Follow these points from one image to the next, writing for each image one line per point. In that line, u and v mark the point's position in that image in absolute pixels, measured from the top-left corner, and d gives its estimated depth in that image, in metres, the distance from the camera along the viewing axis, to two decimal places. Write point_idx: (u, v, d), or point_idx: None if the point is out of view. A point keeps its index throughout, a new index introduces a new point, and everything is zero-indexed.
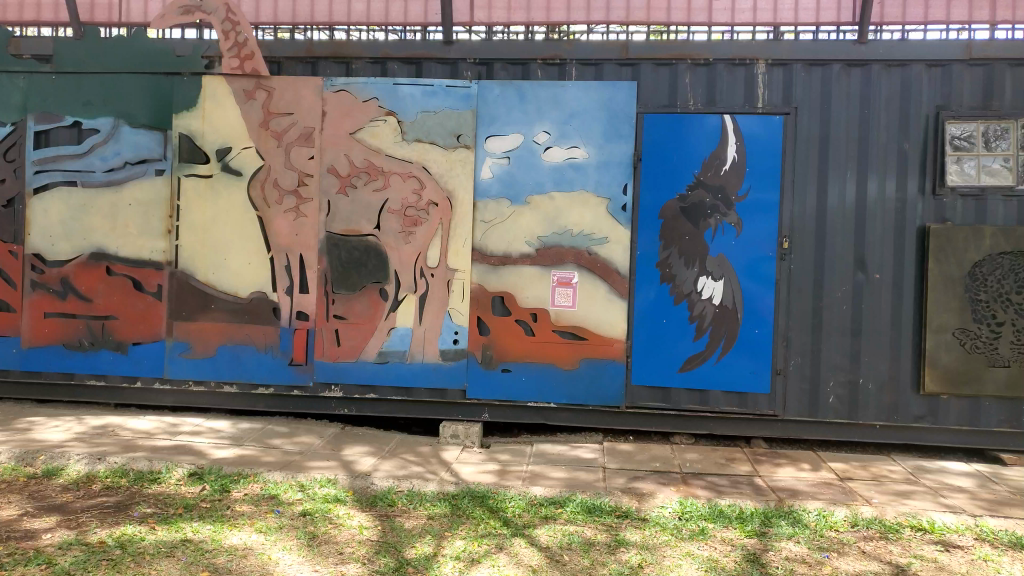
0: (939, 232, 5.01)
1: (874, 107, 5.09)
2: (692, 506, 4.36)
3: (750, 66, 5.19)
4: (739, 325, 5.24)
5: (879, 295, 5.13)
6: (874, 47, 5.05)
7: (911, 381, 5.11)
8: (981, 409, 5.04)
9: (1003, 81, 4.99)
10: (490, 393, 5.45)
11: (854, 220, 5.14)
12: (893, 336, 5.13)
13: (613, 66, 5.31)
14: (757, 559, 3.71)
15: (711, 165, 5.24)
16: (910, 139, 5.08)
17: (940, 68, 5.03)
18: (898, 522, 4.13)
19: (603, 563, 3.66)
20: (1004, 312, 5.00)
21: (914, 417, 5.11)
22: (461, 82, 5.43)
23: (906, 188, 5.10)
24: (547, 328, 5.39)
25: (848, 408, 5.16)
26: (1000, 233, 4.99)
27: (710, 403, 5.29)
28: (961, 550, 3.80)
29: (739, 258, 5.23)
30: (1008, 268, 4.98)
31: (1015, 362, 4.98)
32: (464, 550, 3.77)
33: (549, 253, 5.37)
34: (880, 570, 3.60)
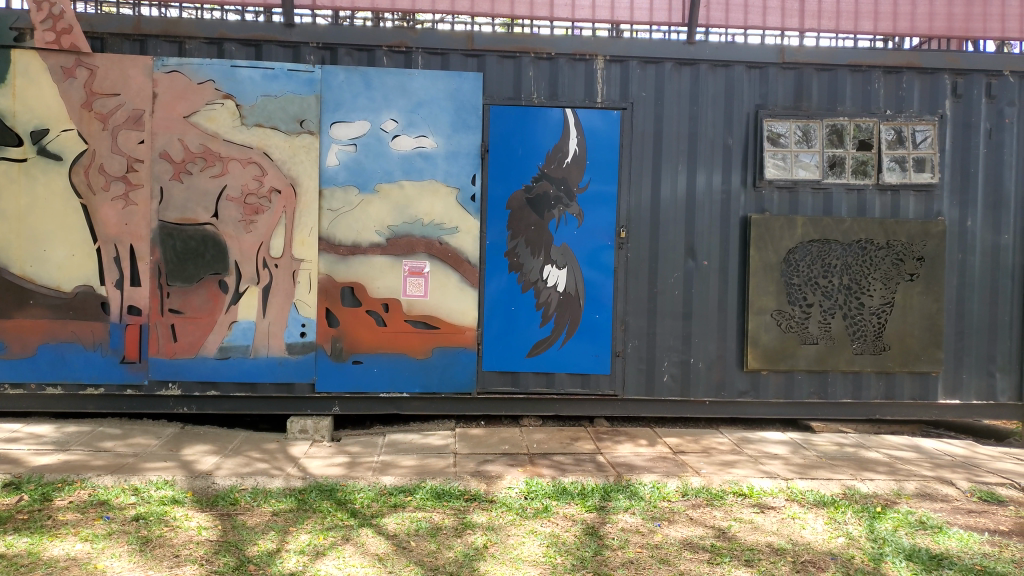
0: (758, 222, 5.45)
1: (701, 104, 5.45)
2: (537, 485, 4.51)
3: (589, 62, 5.40)
4: (583, 311, 5.46)
5: (708, 280, 5.51)
6: (701, 48, 5.39)
7: (735, 360, 5.54)
8: (794, 383, 5.54)
9: (811, 85, 5.49)
10: (340, 385, 5.37)
11: (685, 211, 5.49)
12: (720, 318, 5.53)
13: (459, 56, 5.36)
14: (596, 532, 3.91)
15: (555, 158, 5.42)
16: (733, 135, 5.49)
17: (758, 71, 5.46)
18: (723, 489, 4.48)
19: (449, 546, 3.72)
20: (814, 295, 5.50)
21: (738, 392, 5.54)
22: (304, 66, 5.27)
23: (730, 181, 5.50)
24: (398, 318, 5.37)
25: (681, 386, 5.52)
26: (809, 223, 5.49)
27: (556, 385, 5.48)
28: (774, 511, 4.18)
29: (582, 246, 5.45)
30: (815, 255, 5.50)
31: (823, 340, 5.50)
32: (309, 544, 3.71)
33: (398, 243, 5.35)
34: (704, 534, 3.89)
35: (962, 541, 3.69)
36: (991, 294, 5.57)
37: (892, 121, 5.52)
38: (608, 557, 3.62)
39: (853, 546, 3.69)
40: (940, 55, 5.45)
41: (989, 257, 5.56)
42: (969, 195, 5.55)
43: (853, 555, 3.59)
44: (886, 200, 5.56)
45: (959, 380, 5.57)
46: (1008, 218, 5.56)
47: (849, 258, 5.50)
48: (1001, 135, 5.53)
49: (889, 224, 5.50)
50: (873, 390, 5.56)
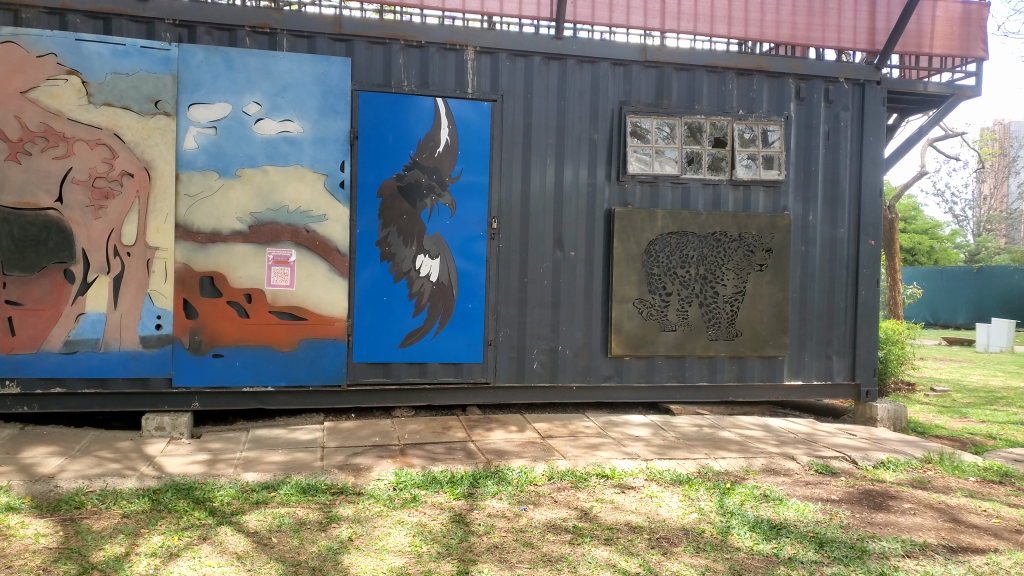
0: (622, 215, 5.66)
1: (569, 99, 5.59)
2: (406, 476, 4.50)
3: (460, 52, 5.41)
4: (455, 301, 5.49)
5: (575, 270, 5.67)
6: (569, 43, 5.52)
7: (601, 346, 5.73)
8: (655, 368, 5.80)
9: (670, 83, 5.75)
10: (201, 380, 5.12)
11: (553, 202, 5.61)
12: (586, 306, 5.71)
13: (327, 41, 5.22)
14: (463, 519, 3.94)
15: (426, 147, 5.40)
16: (599, 130, 5.66)
17: (622, 68, 5.66)
18: (587, 471, 4.63)
19: (313, 541, 3.65)
20: (673, 284, 5.79)
21: (604, 377, 5.74)
22: (159, 43, 4.98)
23: (596, 175, 5.67)
24: (263, 309, 5.19)
25: (550, 372, 5.65)
26: (669, 216, 5.76)
27: (428, 375, 5.47)
28: (634, 491, 4.37)
29: (453, 236, 5.47)
30: (673, 246, 5.78)
31: (681, 327, 5.79)
32: (161, 546, 3.53)
33: (262, 231, 5.17)
34: (567, 515, 4.02)
35: (799, 511, 4.00)
36: (829, 283, 6.05)
37: (743, 120, 5.86)
38: (473, 543, 3.66)
39: (704, 521, 3.92)
40: (785, 61, 5.84)
41: (828, 249, 6.03)
42: (811, 192, 5.99)
43: (703, 529, 3.81)
44: (738, 195, 5.91)
45: (801, 363, 6.01)
46: (844, 213, 6.04)
47: (705, 250, 5.82)
48: (838, 137, 6.00)
49: (741, 218, 5.85)
50: (726, 373, 5.91)
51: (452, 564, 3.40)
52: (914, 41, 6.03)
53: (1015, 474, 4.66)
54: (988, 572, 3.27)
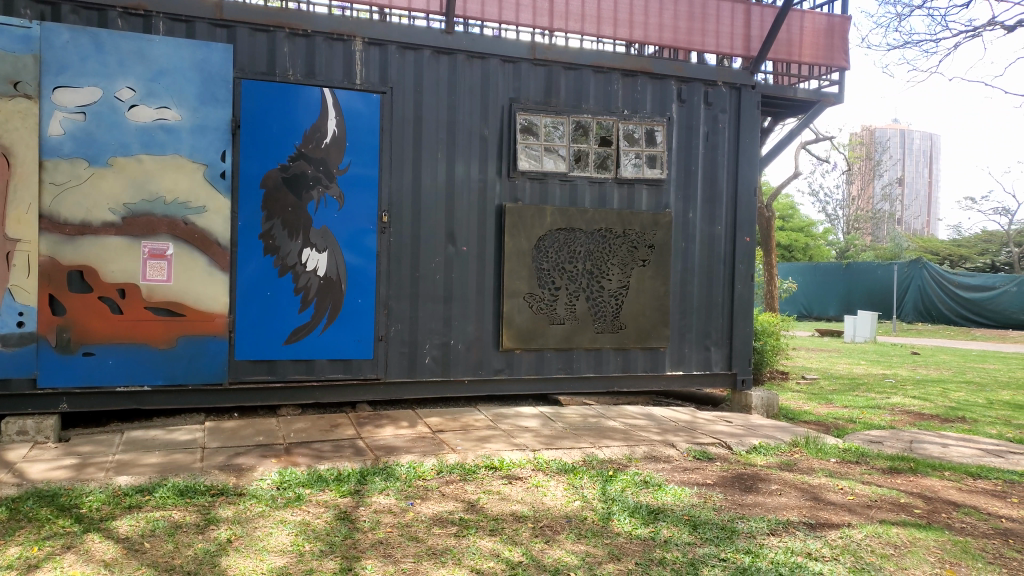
0: (512, 210, 5.73)
1: (459, 94, 5.60)
2: (291, 474, 4.40)
3: (347, 42, 5.32)
4: (343, 295, 5.40)
5: (466, 265, 5.69)
6: (459, 38, 5.53)
7: (492, 340, 5.78)
8: (545, 361, 5.91)
9: (558, 81, 5.86)
10: (69, 380, 4.81)
11: (444, 197, 5.61)
12: (477, 300, 5.74)
13: (206, 26, 5.01)
14: (348, 516, 3.89)
15: (312, 138, 5.29)
16: (489, 126, 5.70)
17: (511, 65, 5.72)
18: (476, 464, 4.67)
19: (188, 544, 3.51)
20: (561, 279, 5.91)
21: (495, 371, 5.80)
22: (18, 21, 4.63)
23: (486, 171, 5.71)
24: (137, 305, 4.94)
25: (442, 367, 5.65)
26: (558, 212, 5.87)
27: (316, 371, 5.37)
28: (521, 481, 4.44)
29: (342, 229, 5.38)
30: (561, 242, 5.89)
31: (569, 320, 5.93)
32: (19, 557, 3.31)
33: (137, 222, 4.92)
34: (454, 508, 4.04)
35: (676, 495, 4.19)
36: (707, 278, 6.34)
37: (628, 120, 6.05)
38: (358, 539, 3.62)
39: (586, 508, 4.04)
40: (667, 63, 6.07)
41: (706, 245, 6.32)
42: (692, 191, 6.25)
43: (585, 516, 3.92)
44: (623, 192, 6.09)
45: (682, 354, 6.28)
46: (721, 211, 6.35)
47: (592, 246, 5.97)
48: (716, 138, 6.29)
49: (625, 215, 6.04)
50: (612, 364, 6.10)
51: (335, 562, 3.36)
52: (785, 49, 6.38)
53: (871, 454, 5.03)
54: (842, 544, 3.53)
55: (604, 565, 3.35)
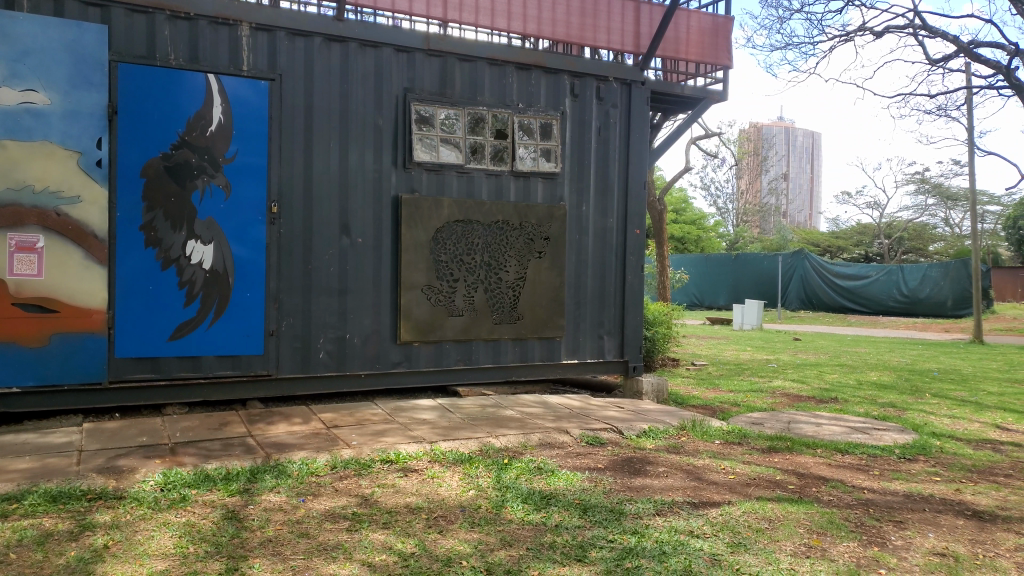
0: (408, 201, 5.68)
1: (352, 83, 5.50)
2: (176, 475, 4.23)
3: (233, 27, 5.14)
4: (232, 288, 5.23)
5: (362, 257, 5.60)
6: (350, 26, 5.44)
7: (389, 333, 5.73)
8: (443, 353, 5.91)
9: (453, 73, 5.86)
10: None
11: (338, 187, 5.50)
12: (374, 293, 5.67)
13: (77, 4, 4.73)
14: (235, 516, 3.79)
15: (197, 125, 5.08)
16: (383, 116, 5.64)
17: (405, 55, 5.67)
18: (371, 458, 4.63)
19: (60, 552, 3.32)
20: (459, 270, 5.92)
21: (392, 364, 5.75)
22: None
23: (381, 161, 5.64)
24: (4, 302, 4.60)
25: (337, 361, 5.56)
26: (455, 204, 5.87)
27: (203, 368, 5.17)
28: (417, 473, 4.44)
29: (229, 221, 5.20)
30: (459, 234, 5.90)
31: (467, 312, 5.96)
32: None
33: (2, 213, 4.56)
34: (347, 503, 4.00)
35: (568, 480, 4.29)
36: (601, 269, 6.51)
37: (523, 113, 6.11)
38: (246, 538, 3.53)
39: (481, 497, 4.08)
40: (561, 58, 6.18)
41: (600, 237, 6.48)
42: (585, 183, 6.39)
43: (479, 505, 3.96)
44: (519, 184, 6.14)
45: (577, 343, 6.43)
46: (613, 204, 6.52)
47: (489, 238, 6.01)
48: (608, 133, 6.45)
49: (522, 208, 6.10)
50: (510, 355, 6.17)
51: (221, 562, 3.26)
52: (672, 46, 6.60)
53: (751, 435, 5.31)
54: (721, 521, 3.71)
55: (496, 552, 3.40)
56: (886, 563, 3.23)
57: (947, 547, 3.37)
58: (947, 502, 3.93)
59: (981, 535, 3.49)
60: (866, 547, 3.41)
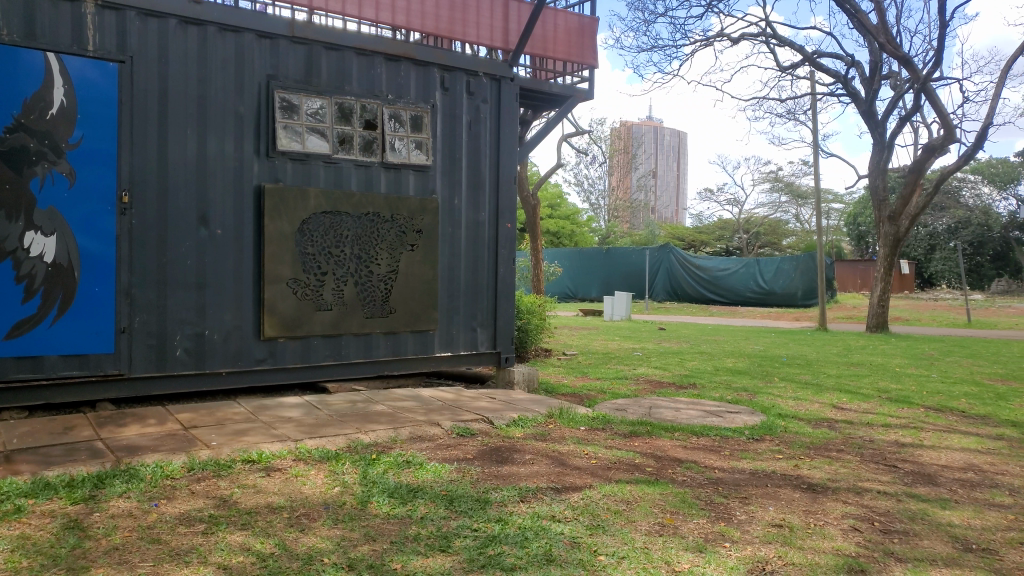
0: (272, 192, 5.50)
1: (211, 68, 5.26)
2: (11, 485, 3.89)
3: (76, 4, 4.79)
4: (78, 283, 4.88)
5: (222, 249, 5.37)
6: (208, 8, 5.19)
7: (253, 329, 5.53)
8: (310, 348, 5.77)
9: (319, 61, 5.72)
10: None
11: (196, 177, 5.25)
12: (236, 287, 5.45)
13: None
14: (78, 525, 3.54)
15: (36, 107, 4.69)
16: (245, 103, 5.43)
17: (268, 41, 5.49)
18: (231, 458, 4.46)
19: None
20: (327, 263, 5.79)
21: (256, 361, 5.55)
22: None
23: (242, 150, 5.43)
24: None
25: (196, 359, 5.30)
26: (322, 195, 5.72)
27: (45, 369, 4.78)
28: (280, 472, 4.32)
29: (74, 211, 4.84)
30: (327, 226, 5.76)
31: (336, 306, 5.84)
32: None
33: None
34: (204, 506, 3.83)
35: (436, 472, 4.31)
36: (473, 261, 6.56)
37: (392, 104, 6.05)
38: (89, 548, 3.30)
39: (346, 493, 4.03)
40: (430, 51, 6.17)
41: (471, 230, 6.52)
42: (456, 176, 6.41)
43: (344, 502, 3.91)
44: (390, 176, 6.07)
45: (450, 336, 6.45)
46: (484, 197, 6.58)
47: (359, 230, 5.90)
48: (478, 127, 6.51)
49: (392, 200, 6.04)
50: (381, 349, 6.11)
51: None
52: (540, 44, 6.73)
53: (615, 421, 5.52)
54: (582, 505, 3.84)
55: (359, 547, 3.37)
56: (730, 537, 3.45)
57: (784, 518, 3.63)
58: (786, 477, 4.24)
59: (814, 506, 3.79)
60: (714, 522, 3.62)
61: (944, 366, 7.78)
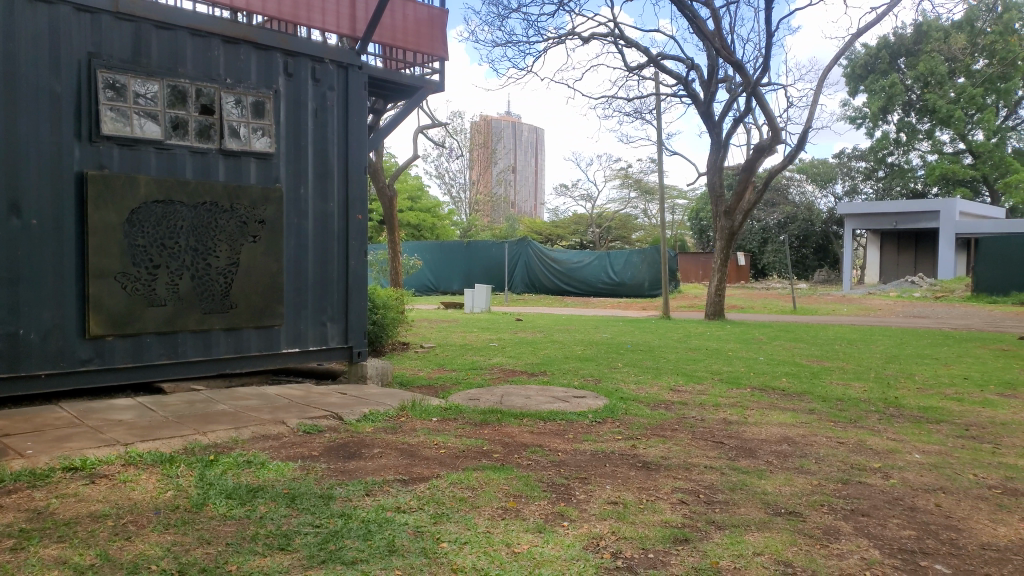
0: (96, 179, 5.10)
1: (20, 42, 4.80)
2: None
3: None
4: None
5: (38, 241, 4.92)
6: None
7: (76, 327, 5.11)
8: (142, 346, 5.41)
9: (148, 40, 5.37)
10: None
11: (5, 161, 4.77)
12: (55, 282, 5.01)
13: None
14: None
15: None
16: (62, 82, 5.00)
17: (89, 16, 5.09)
18: (50, 467, 4.11)
19: None
20: (160, 256, 5.46)
21: (81, 362, 5.13)
22: None
23: (60, 132, 4.99)
24: None
25: (9, 362, 4.83)
26: (154, 182, 5.38)
27: None
28: (106, 479, 4.03)
29: None
30: (159, 215, 5.42)
31: (171, 301, 5.53)
32: None
33: None
34: (15, 519, 3.50)
35: (279, 471, 4.19)
36: (321, 253, 6.40)
37: (231, 89, 5.79)
38: None
39: (179, 497, 3.83)
40: (272, 34, 5.95)
41: (319, 221, 6.36)
42: (302, 166, 6.22)
43: (177, 506, 3.71)
44: (229, 164, 5.81)
45: (297, 331, 6.28)
46: (332, 187, 6.44)
47: (196, 220, 5.61)
48: (325, 115, 6.35)
49: (232, 189, 5.78)
50: (222, 346, 5.84)
51: None
52: (389, 33, 6.66)
53: (466, 410, 5.59)
54: (428, 495, 3.86)
55: (191, 552, 3.21)
56: (568, 516, 3.58)
57: (619, 496, 3.82)
58: (623, 457, 4.46)
59: (647, 482, 4.01)
60: (554, 503, 3.76)
61: (769, 349, 8.46)
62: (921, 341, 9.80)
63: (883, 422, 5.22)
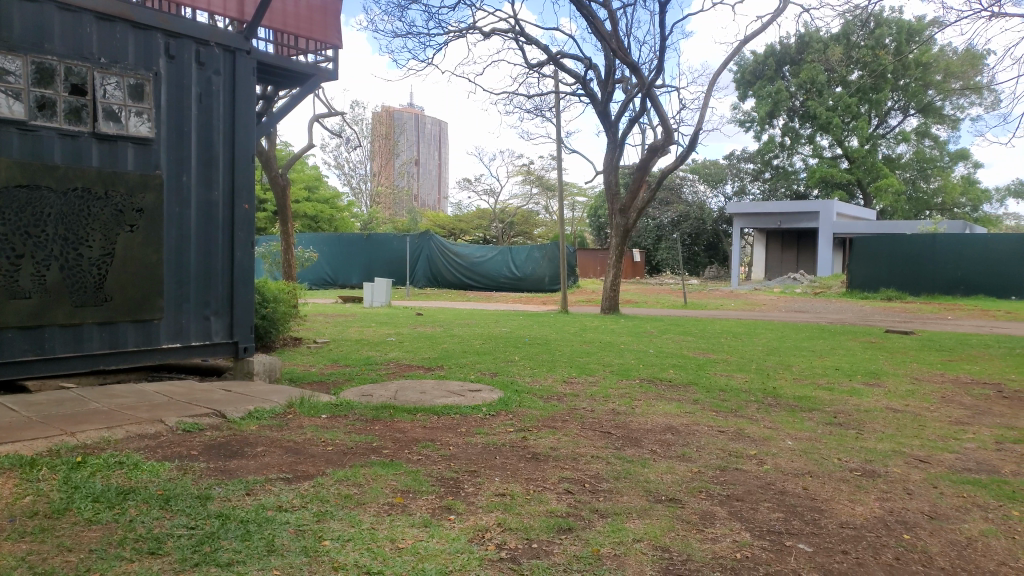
0: None
1: None
2: None
3: None
4: None
5: None
6: None
7: None
8: (4, 342, 5.03)
9: (9, 13, 4.99)
10: None
11: None
12: None
13: None
14: None
15: None
16: None
17: None
18: None
19: None
20: (23, 245, 5.11)
21: None
22: None
23: None
24: None
25: None
26: (17, 166, 5.01)
27: None
28: None
29: None
30: (23, 202, 5.06)
31: (36, 293, 5.17)
32: None
33: None
34: None
35: (153, 471, 3.98)
36: (205, 245, 6.14)
37: (106, 69, 5.46)
38: None
39: (39, 502, 3.57)
40: (152, 14, 5.64)
41: (202, 211, 6.09)
42: (184, 153, 5.94)
43: (36, 512, 3.46)
44: (104, 149, 5.48)
45: (179, 325, 6.00)
46: (218, 176, 6.17)
47: (64, 208, 5.27)
48: (210, 101, 6.07)
49: (107, 176, 5.46)
50: (96, 341, 5.51)
51: None
52: (279, 18, 6.46)
53: (357, 406, 5.49)
54: (312, 492, 3.77)
55: (49, 560, 2.99)
56: (455, 509, 3.57)
57: (507, 488, 3.84)
58: (514, 449, 4.49)
59: (535, 473, 4.05)
60: (441, 498, 3.74)
61: (659, 342, 8.74)
62: (798, 335, 10.38)
63: (761, 411, 5.48)
